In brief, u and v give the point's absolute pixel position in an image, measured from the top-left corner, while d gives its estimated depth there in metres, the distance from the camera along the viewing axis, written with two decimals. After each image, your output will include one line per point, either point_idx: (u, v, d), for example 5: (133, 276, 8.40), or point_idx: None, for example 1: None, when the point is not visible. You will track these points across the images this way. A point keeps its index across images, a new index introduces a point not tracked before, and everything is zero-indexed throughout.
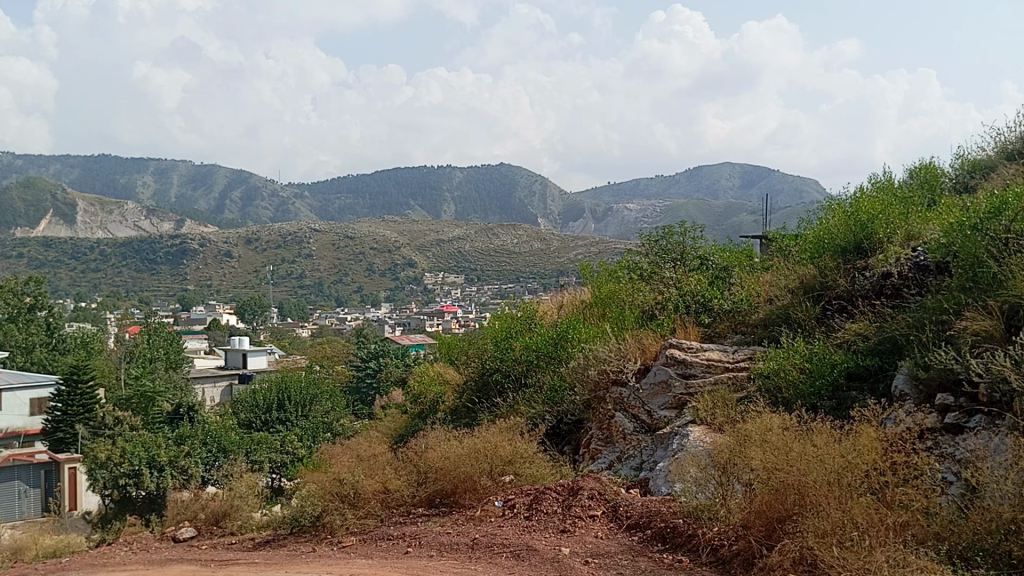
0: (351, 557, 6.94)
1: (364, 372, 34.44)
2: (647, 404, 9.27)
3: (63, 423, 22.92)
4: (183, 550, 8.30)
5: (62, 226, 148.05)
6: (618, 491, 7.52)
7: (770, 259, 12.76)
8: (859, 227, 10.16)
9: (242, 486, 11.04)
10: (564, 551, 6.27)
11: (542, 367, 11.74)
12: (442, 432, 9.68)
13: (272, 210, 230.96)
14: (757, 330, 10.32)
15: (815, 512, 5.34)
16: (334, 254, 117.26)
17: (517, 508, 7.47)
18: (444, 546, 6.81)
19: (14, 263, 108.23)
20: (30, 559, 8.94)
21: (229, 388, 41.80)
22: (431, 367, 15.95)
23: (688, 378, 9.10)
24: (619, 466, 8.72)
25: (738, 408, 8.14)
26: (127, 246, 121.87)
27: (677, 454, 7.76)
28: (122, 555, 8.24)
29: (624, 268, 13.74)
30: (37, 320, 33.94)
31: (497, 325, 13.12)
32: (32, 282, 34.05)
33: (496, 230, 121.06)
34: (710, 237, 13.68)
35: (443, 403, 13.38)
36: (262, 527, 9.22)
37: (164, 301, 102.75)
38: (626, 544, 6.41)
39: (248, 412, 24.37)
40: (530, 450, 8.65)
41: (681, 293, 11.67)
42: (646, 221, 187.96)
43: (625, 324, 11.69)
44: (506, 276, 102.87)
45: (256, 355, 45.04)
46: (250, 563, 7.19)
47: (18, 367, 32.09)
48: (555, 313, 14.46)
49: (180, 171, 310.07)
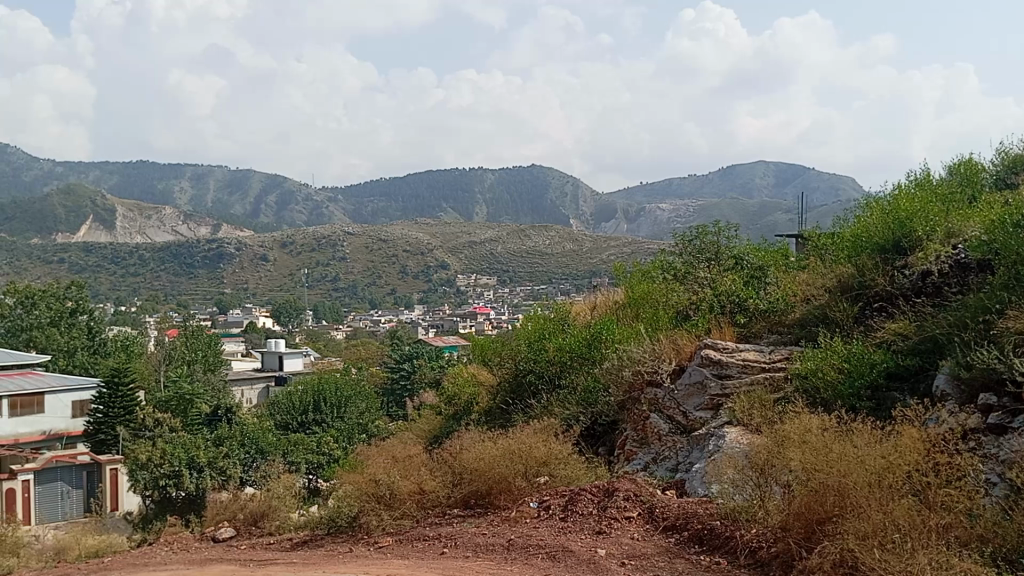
0: (389, 557, 7.00)
1: (398, 374, 34.59)
2: (682, 405, 9.21)
3: (105, 425, 23.34)
4: (223, 549, 8.41)
5: (101, 232, 150.57)
6: (654, 493, 7.48)
7: (806, 258, 12.64)
8: (898, 225, 10.04)
9: (280, 487, 11.18)
10: (601, 552, 6.25)
11: (576, 368, 11.72)
12: (476, 433, 9.76)
13: (307, 213, 233.28)
14: (794, 330, 10.21)
15: (855, 514, 5.28)
16: (367, 256, 118.77)
17: (553, 510, 7.47)
18: (480, 546, 6.84)
19: (56, 268, 109.97)
20: (73, 558, 9.11)
21: (266, 390, 42.30)
22: (465, 369, 16.00)
23: (723, 379, 9.04)
24: (656, 468, 8.68)
25: (776, 410, 8.05)
26: (165, 251, 123.35)
27: (714, 455, 7.72)
28: (162, 555, 8.36)
29: (659, 268, 13.68)
30: (79, 324, 34.55)
31: (531, 326, 13.12)
32: (73, 287, 34.83)
33: (528, 231, 121.45)
34: (745, 236, 13.51)
35: (477, 405, 13.36)
36: (300, 527, 9.32)
37: (201, 304, 103.85)
38: (663, 545, 6.36)
39: (285, 414, 24.64)
40: (565, 451, 8.67)
41: (716, 292, 11.60)
42: (679, 220, 186.77)
43: (660, 324, 11.65)
44: (539, 277, 103.24)
45: (293, 357, 45.59)
46: (288, 563, 7.28)
47: (60, 370, 32.38)
48: (588, 314, 14.46)
49: (215, 176, 313.76)
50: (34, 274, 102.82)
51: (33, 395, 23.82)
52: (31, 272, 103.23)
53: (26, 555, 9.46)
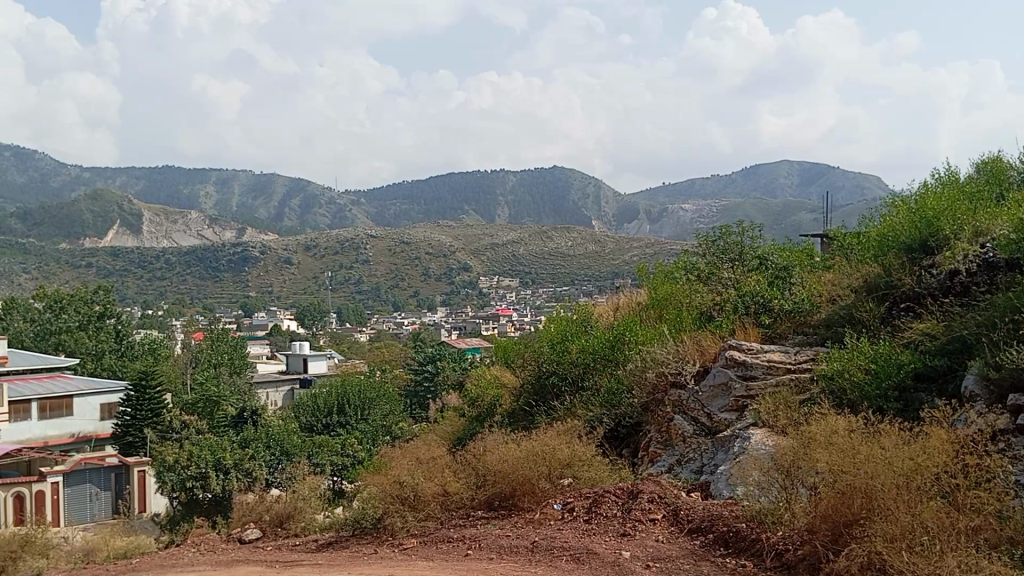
0: (414, 558, 7.02)
1: (422, 376, 34.66)
2: (707, 406, 9.17)
3: (133, 427, 23.65)
4: (249, 551, 8.47)
5: (128, 236, 152.24)
6: (679, 495, 7.46)
7: (832, 258, 12.54)
8: (924, 224, 9.93)
9: (305, 489, 11.24)
10: (626, 555, 6.23)
11: (599, 370, 11.71)
12: (500, 436, 9.77)
13: (330, 216, 234.68)
14: (820, 331, 10.13)
15: (883, 517, 5.23)
16: (389, 259, 119.17)
17: (576, 512, 7.47)
18: (505, 549, 6.84)
19: (84, 272, 111.29)
20: (101, 560, 9.20)
21: (290, 392, 42.55)
22: (488, 371, 15.99)
23: (748, 380, 9.00)
24: (679, 470, 8.63)
25: (800, 411, 8.01)
26: (191, 255, 124.44)
27: (739, 458, 7.65)
28: (189, 556, 8.43)
29: (681, 268, 13.64)
30: (107, 327, 35.01)
31: (554, 328, 13.11)
32: (101, 291, 35.30)
33: (550, 232, 121.43)
34: (769, 236, 13.41)
35: (500, 407, 13.36)
36: (325, 529, 9.36)
37: (227, 307, 104.65)
38: (688, 548, 6.32)
39: (310, 416, 24.76)
40: (588, 453, 8.66)
41: (740, 293, 11.54)
42: (702, 221, 185.74)
43: (683, 326, 11.62)
44: (562, 279, 103.20)
45: (317, 359, 45.86)
46: (314, 565, 7.32)
47: (89, 373, 32.89)
48: (611, 315, 14.43)
49: (239, 180, 316.34)
50: (62, 278, 104.15)
51: (62, 398, 24.10)
52: (60, 277, 104.56)
53: (56, 557, 9.57)
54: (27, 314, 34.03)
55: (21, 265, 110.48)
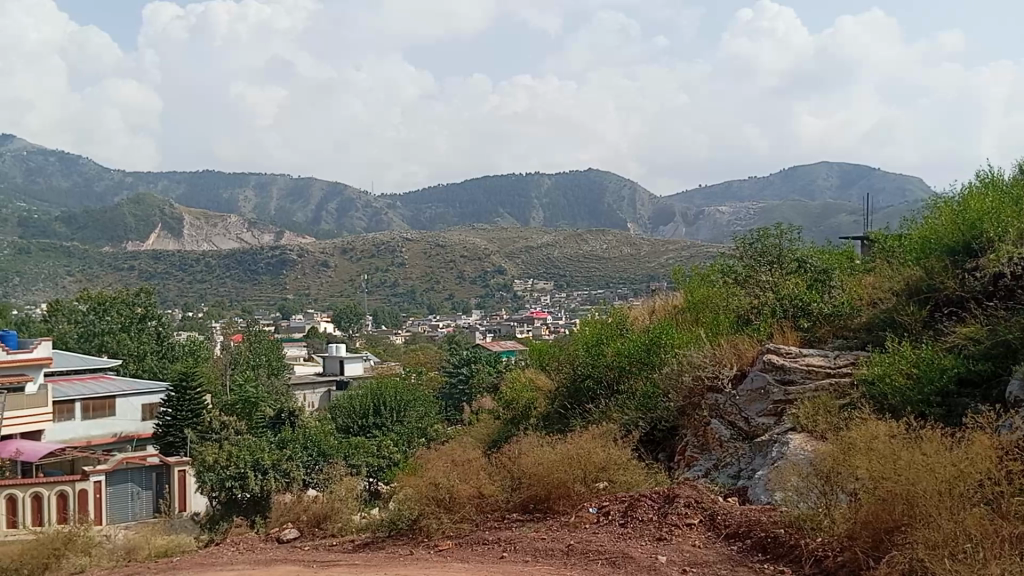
0: (449, 559, 7.06)
1: (456, 378, 34.83)
2: (744, 411, 9.10)
3: (174, 427, 24.06)
4: (287, 550, 8.59)
5: (170, 240, 154.74)
6: (716, 500, 7.39)
7: (872, 261, 12.40)
8: (968, 227, 9.70)
9: (341, 489, 11.32)
10: (662, 559, 6.20)
11: (634, 373, 11.64)
12: (535, 438, 9.80)
13: (366, 220, 236.64)
14: (860, 335, 9.99)
15: (924, 523, 5.17)
16: (425, 262, 119.67)
17: (612, 515, 7.44)
18: (540, 551, 6.84)
19: (126, 275, 113.33)
20: (144, 558, 9.39)
21: (327, 394, 42.93)
22: (522, 373, 15.97)
23: (787, 384, 8.90)
24: (716, 475, 8.56)
25: (840, 416, 7.91)
26: (230, 258, 125.90)
27: (777, 462, 7.57)
28: (229, 555, 8.57)
29: (717, 272, 13.53)
30: (149, 329, 35.52)
31: (588, 332, 13.09)
32: (143, 293, 35.92)
33: (585, 236, 121.41)
34: (808, 239, 13.24)
35: (535, 409, 13.31)
36: (361, 530, 9.45)
37: (265, 309, 105.76)
38: (725, 552, 6.27)
39: (346, 417, 24.88)
40: (623, 457, 8.65)
41: (779, 296, 11.40)
42: (739, 224, 184.22)
43: (720, 329, 11.53)
44: (596, 282, 103.11)
45: (354, 362, 46.19)
46: (351, 565, 7.38)
47: (130, 374, 33.28)
48: (646, 318, 14.34)
49: (277, 184, 319.79)
50: (105, 281, 106.17)
51: (105, 398, 24.59)
52: (104, 280, 106.55)
53: (99, 555, 9.76)
54: (72, 315, 35.40)
55: (66, 268, 112.85)
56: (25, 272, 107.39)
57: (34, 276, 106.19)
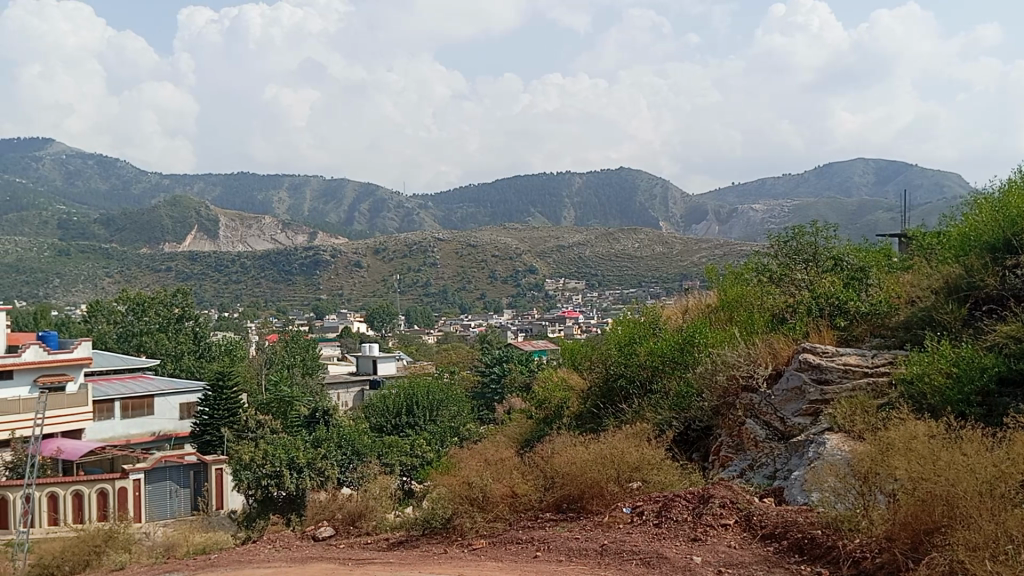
0: (483, 558, 7.08)
1: (489, 377, 34.83)
2: (780, 411, 8.99)
3: (210, 426, 24.34)
4: (323, 548, 8.65)
5: (206, 241, 156.88)
6: (752, 500, 7.32)
7: (910, 259, 12.22)
8: (1008, 223, 9.47)
9: (375, 488, 11.39)
10: (696, 560, 6.16)
11: (668, 374, 11.58)
12: (568, 438, 9.79)
13: (398, 220, 238.07)
14: (899, 333, 9.85)
15: (965, 526, 5.07)
16: (457, 261, 120.06)
17: (646, 516, 7.40)
18: (574, 551, 6.83)
19: (164, 276, 115.03)
20: (182, 555, 9.55)
21: (361, 393, 43.19)
22: (555, 373, 15.97)
23: (823, 384, 8.81)
24: (752, 475, 8.47)
25: (878, 416, 7.81)
26: (265, 258, 127.10)
27: (814, 463, 7.49)
28: (266, 552, 8.68)
29: (752, 270, 13.38)
30: (185, 329, 36.23)
31: (621, 331, 13.00)
32: (180, 294, 36.74)
33: (617, 235, 121.49)
34: (845, 236, 13.06)
35: (568, 409, 13.30)
36: (396, 528, 9.50)
37: (300, 309, 106.78)
38: (762, 554, 6.20)
39: (379, 416, 25.03)
40: (657, 457, 8.60)
41: (814, 294, 11.26)
42: (774, 221, 182.73)
43: (755, 328, 11.38)
44: (628, 281, 103.04)
45: (387, 360, 46.40)
46: (385, 563, 7.42)
47: (168, 374, 33.06)
48: (679, 317, 14.24)
49: (311, 186, 323.05)
50: (144, 282, 107.83)
51: (144, 397, 24.99)
52: (141, 281, 108.17)
53: (139, 551, 9.94)
54: (111, 316, 36.04)
55: (105, 270, 114.87)
56: (65, 273, 109.49)
57: (74, 277, 108.25)
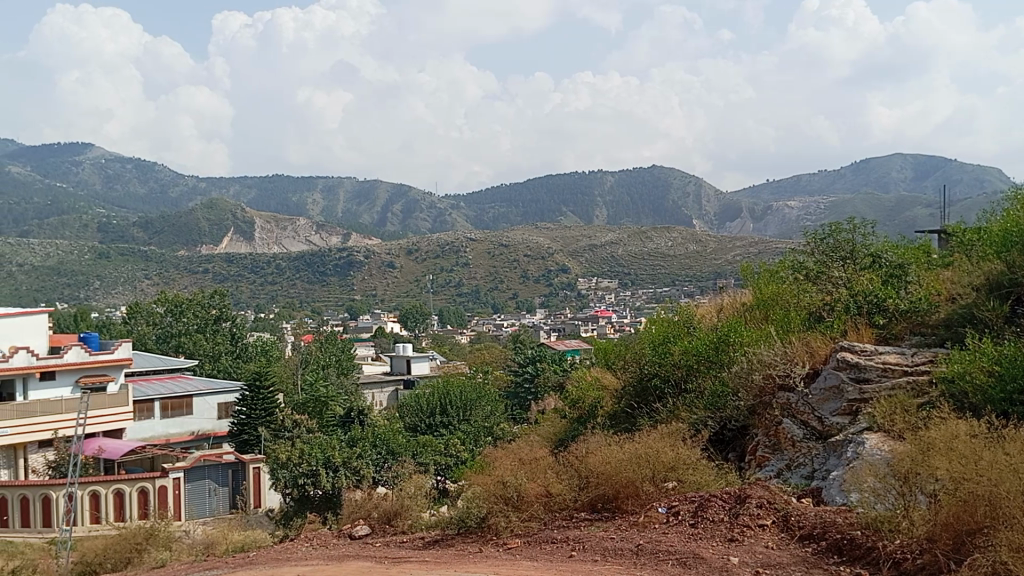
0: (518, 559, 7.08)
1: (522, 377, 34.75)
2: (817, 410, 8.89)
3: (248, 426, 24.59)
4: (359, 547, 8.72)
5: (242, 243, 158.76)
6: (789, 501, 7.25)
7: (950, 255, 12.00)
8: None
9: (409, 487, 11.42)
10: (734, 560, 6.11)
11: (703, 373, 11.49)
12: (603, 437, 9.73)
13: (430, 221, 238.99)
14: (939, 331, 9.69)
15: (1008, 525, 4.99)
16: (489, 262, 120.10)
17: (682, 516, 7.37)
18: (608, 551, 6.82)
19: (201, 277, 116.60)
20: (222, 553, 9.66)
21: (395, 393, 43.37)
22: (588, 372, 15.91)
23: (862, 383, 8.69)
24: (789, 475, 8.39)
25: (919, 415, 7.72)
26: (300, 260, 128.32)
27: (853, 463, 7.39)
28: (303, 550, 8.78)
29: (788, 268, 13.23)
30: (222, 330, 36.75)
31: (655, 330, 12.93)
32: (217, 296, 37.35)
33: (649, 233, 120.95)
34: (882, 233, 12.89)
35: (601, 409, 13.25)
36: (431, 527, 9.52)
37: (334, 310, 107.51)
38: (800, 555, 6.12)
39: (414, 416, 25.14)
40: (693, 456, 8.55)
41: (851, 293, 11.10)
42: (809, 219, 180.65)
43: (792, 327, 11.23)
44: (661, 279, 102.60)
45: (420, 360, 46.54)
46: (420, 563, 7.46)
47: (206, 375, 33.20)
48: (713, 316, 14.12)
49: (344, 188, 325.78)
50: (182, 284, 109.38)
51: (182, 398, 25.35)
52: (179, 283, 109.81)
53: (179, 548, 10.08)
54: (150, 317, 36.73)
55: (144, 272, 116.79)
56: (105, 276, 111.52)
57: (114, 280, 110.26)
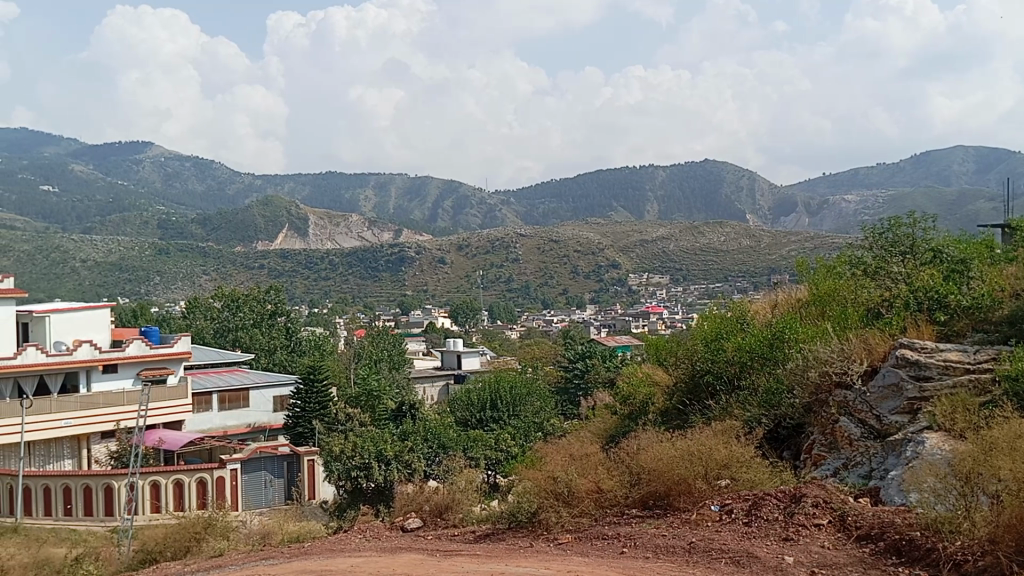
0: (569, 554, 7.08)
1: (572, 372, 34.72)
2: (876, 408, 8.70)
3: (303, 418, 24.93)
4: (411, 539, 8.82)
5: (297, 239, 161.32)
6: (847, 500, 7.11)
7: (1016, 250, 11.63)
8: None
9: (460, 481, 11.45)
10: (789, 560, 6.02)
11: (757, 370, 11.32)
12: (654, 434, 9.65)
13: (481, 217, 239.64)
14: (1002, 330, 9.40)
15: None
16: (539, 258, 119.99)
17: (735, 514, 7.28)
18: (660, 548, 6.77)
19: (258, 273, 118.76)
20: (278, 542, 9.86)
21: (446, 387, 43.64)
22: (638, 368, 15.80)
23: (921, 381, 8.49)
24: (846, 474, 8.21)
25: (982, 415, 7.52)
26: (352, 256, 129.86)
27: (912, 463, 7.24)
28: (357, 541, 8.91)
29: (845, 263, 13.01)
30: (277, 324, 37.43)
31: (707, 326, 12.81)
32: (272, 292, 38.08)
33: (701, 228, 119.89)
34: (944, 228, 12.60)
35: (653, 405, 13.15)
36: (481, 521, 9.56)
37: (386, 305, 108.51)
38: (857, 555, 6.01)
39: (465, 411, 25.31)
40: (747, 454, 8.45)
41: (911, 289, 10.86)
42: (867, 213, 176.97)
43: (849, 323, 10.99)
44: (715, 275, 101.63)
45: (470, 356, 46.75)
46: (472, 556, 7.53)
47: (262, 369, 33.86)
48: (767, 313, 13.91)
49: (395, 184, 328.89)
50: (238, 280, 111.54)
51: (240, 390, 25.88)
52: (236, 279, 112.13)
53: (236, 538, 10.29)
54: (208, 312, 37.59)
55: (203, 268, 119.38)
56: (165, 272, 114.31)
57: (173, 276, 113.02)
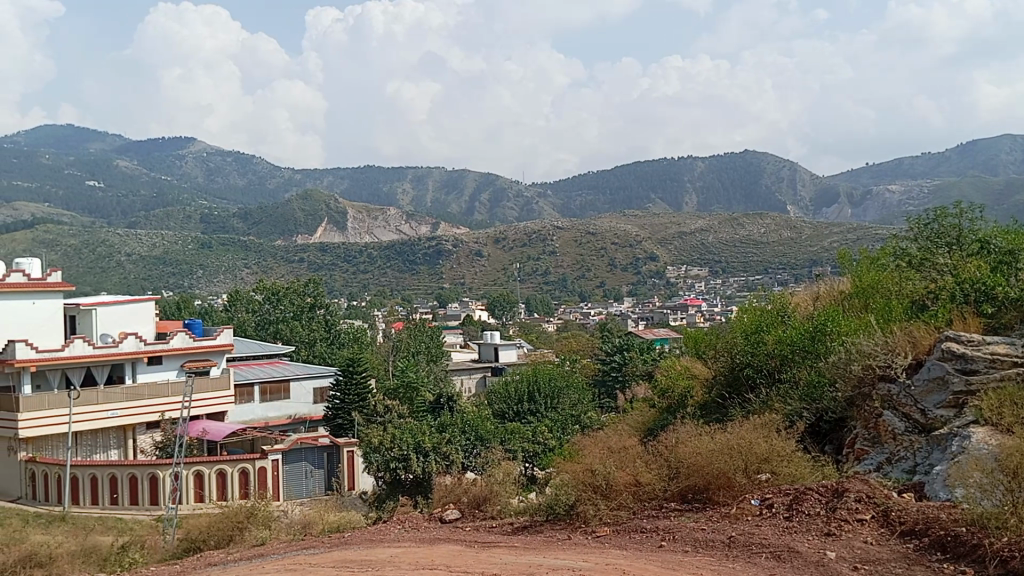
0: (608, 547, 7.08)
1: (610, 365, 34.32)
2: (920, 402, 8.53)
3: (342, 410, 25.11)
4: (449, 530, 8.87)
5: (335, 233, 162.70)
6: (890, 495, 6.98)
7: None
8: None
9: (498, 473, 11.45)
10: (830, 556, 5.95)
11: (798, 362, 11.15)
12: (693, 427, 9.57)
13: (518, 210, 239.45)
14: None
15: None
16: (577, 250, 119.60)
17: (775, 509, 7.21)
18: (699, 542, 6.74)
19: (297, 267, 120.04)
20: (319, 532, 9.99)
21: (483, 379, 43.80)
22: (677, 361, 15.66)
23: (968, 374, 8.32)
24: (889, 469, 8.09)
25: None
26: (390, 249, 130.62)
27: (957, 458, 7.11)
28: (395, 531, 8.99)
29: (890, 255, 12.78)
30: (317, 317, 37.77)
31: (747, 319, 12.68)
32: (311, 284, 38.42)
33: (741, 219, 118.62)
34: (992, 218, 12.31)
35: (691, 399, 13.04)
36: (519, 513, 9.58)
37: (424, 299, 109.07)
38: (900, 551, 5.92)
39: (502, 403, 25.36)
40: (788, 448, 8.36)
41: (957, 281, 10.64)
42: (912, 203, 173.70)
43: (892, 316, 10.79)
44: (755, 267, 100.59)
45: (508, 348, 46.82)
46: (510, 547, 7.55)
47: (303, 360, 34.28)
48: (809, 304, 13.71)
49: (433, 177, 330.24)
50: (278, 273, 112.81)
51: (281, 382, 26.26)
52: (275, 272, 113.54)
53: (277, 528, 10.42)
54: (250, 305, 38.07)
55: (244, 262, 120.97)
56: (208, 265, 116.10)
57: (216, 269, 114.73)
